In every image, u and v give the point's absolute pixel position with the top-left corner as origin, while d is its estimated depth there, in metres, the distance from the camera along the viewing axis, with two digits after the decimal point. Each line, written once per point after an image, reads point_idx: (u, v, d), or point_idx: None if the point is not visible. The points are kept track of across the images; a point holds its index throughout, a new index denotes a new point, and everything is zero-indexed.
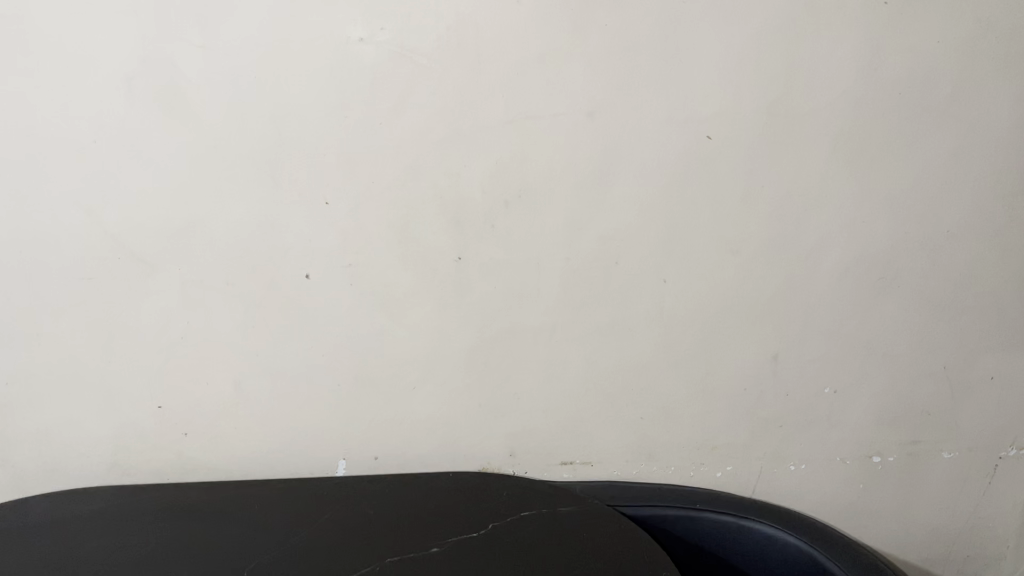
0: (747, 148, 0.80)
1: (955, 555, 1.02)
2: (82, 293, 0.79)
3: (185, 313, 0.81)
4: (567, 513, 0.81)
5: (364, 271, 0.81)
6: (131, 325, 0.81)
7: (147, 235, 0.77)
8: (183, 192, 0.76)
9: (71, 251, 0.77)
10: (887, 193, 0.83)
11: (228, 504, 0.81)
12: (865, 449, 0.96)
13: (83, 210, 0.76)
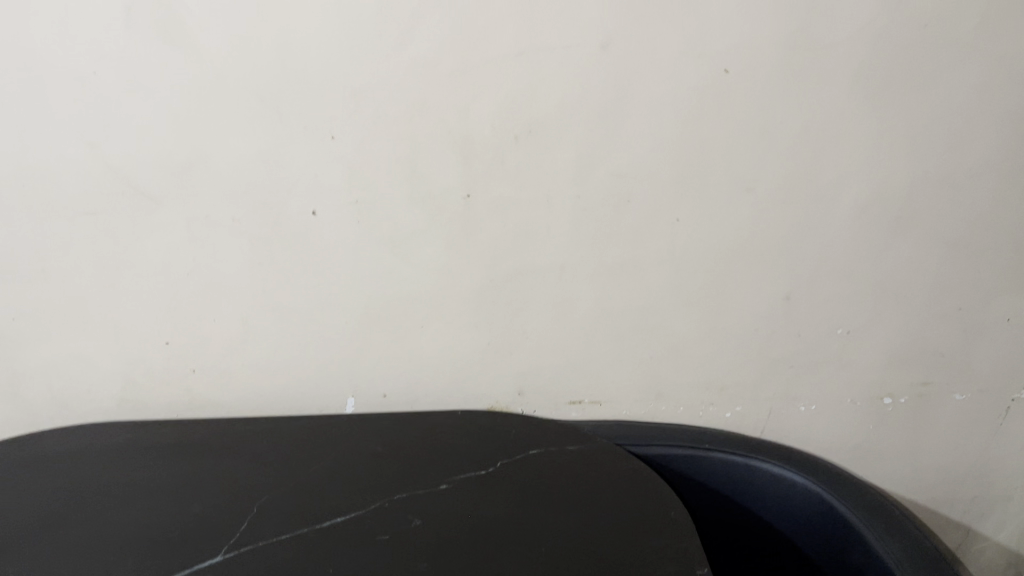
0: (764, 83, 0.77)
1: (961, 497, 1.03)
2: (86, 229, 0.78)
3: (190, 250, 0.80)
4: (576, 452, 0.81)
5: (371, 208, 0.80)
6: (137, 261, 0.81)
7: (150, 170, 0.76)
8: (185, 125, 0.74)
9: (73, 186, 0.76)
10: (908, 130, 0.81)
11: (239, 439, 0.82)
12: (876, 390, 0.95)
13: (83, 144, 0.74)
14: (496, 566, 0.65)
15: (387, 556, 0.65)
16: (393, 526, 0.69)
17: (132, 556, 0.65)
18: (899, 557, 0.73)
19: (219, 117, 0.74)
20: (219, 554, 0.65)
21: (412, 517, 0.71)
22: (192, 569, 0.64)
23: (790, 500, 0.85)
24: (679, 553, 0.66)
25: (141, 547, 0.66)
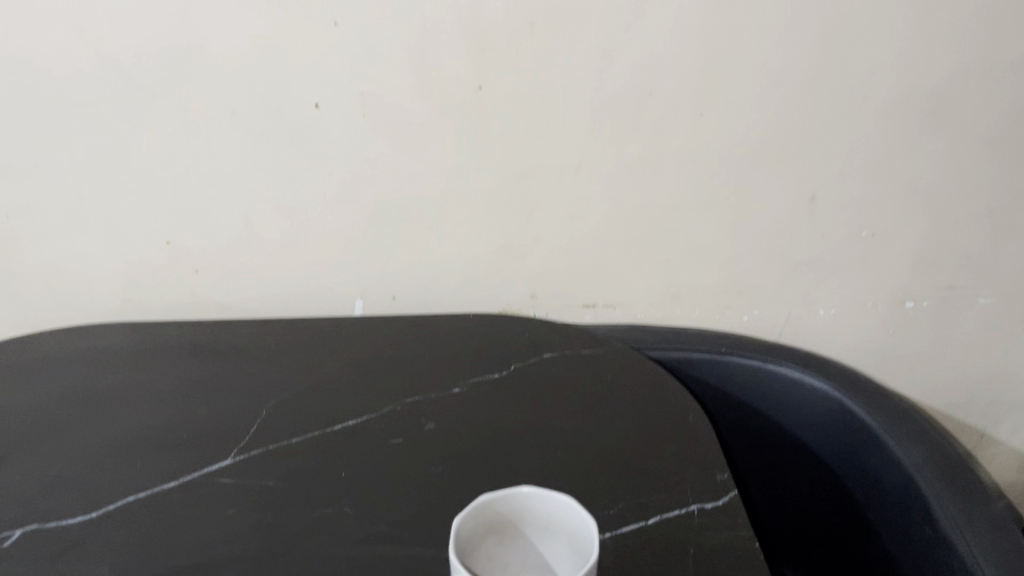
0: None
1: (979, 402, 1.01)
2: (79, 122, 0.74)
3: (189, 146, 0.77)
4: (591, 356, 0.79)
5: (377, 101, 0.76)
6: (134, 158, 0.77)
7: (143, 60, 0.71)
8: (179, 11, 0.69)
9: (62, 75, 0.72)
10: (951, 17, 0.75)
11: (246, 341, 0.80)
12: (899, 294, 0.92)
13: (72, 30, 0.70)
14: (512, 471, 0.63)
15: (401, 460, 0.64)
16: (407, 429, 0.68)
17: (140, 458, 0.64)
18: (921, 463, 0.71)
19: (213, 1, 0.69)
20: (230, 458, 0.64)
21: (426, 420, 0.69)
22: (202, 473, 0.62)
23: (809, 406, 0.82)
24: (699, 459, 0.64)
25: (149, 449, 0.65)
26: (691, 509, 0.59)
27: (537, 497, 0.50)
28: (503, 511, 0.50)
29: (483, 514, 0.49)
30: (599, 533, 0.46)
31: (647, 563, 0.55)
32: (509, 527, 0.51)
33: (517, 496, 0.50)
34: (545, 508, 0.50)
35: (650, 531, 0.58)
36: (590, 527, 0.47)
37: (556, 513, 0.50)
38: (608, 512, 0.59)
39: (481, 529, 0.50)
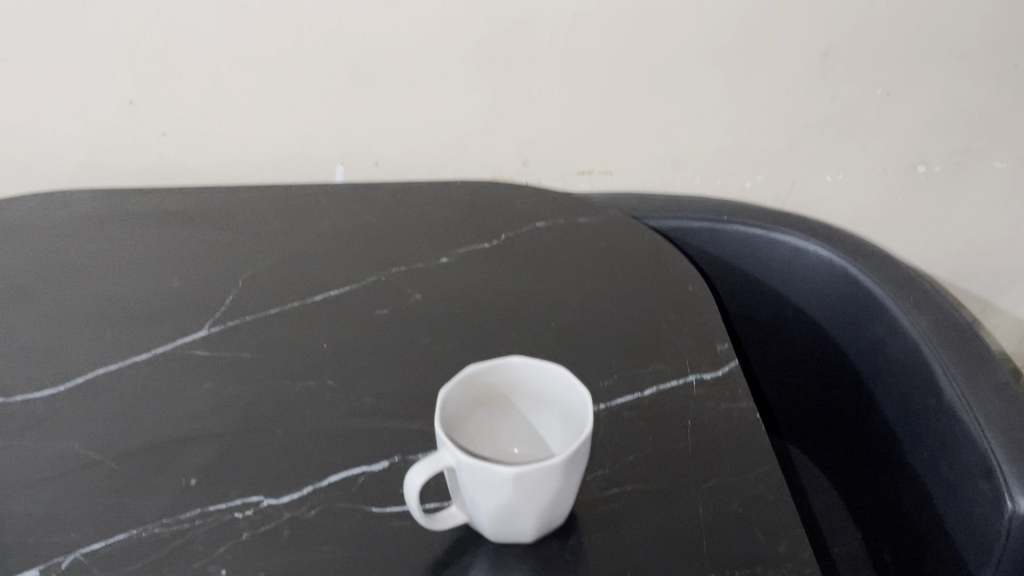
0: None
1: (985, 271, 0.98)
2: None
3: None
4: (586, 223, 0.75)
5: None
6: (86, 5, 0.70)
7: None
8: None
9: None
10: None
11: (221, 207, 0.76)
12: (911, 157, 0.88)
13: None
14: (502, 342, 0.60)
15: (386, 331, 0.61)
16: (392, 300, 0.64)
17: (111, 330, 0.61)
18: (927, 332, 0.67)
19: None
20: (204, 330, 0.61)
21: (412, 291, 0.66)
22: (174, 345, 0.59)
23: (812, 275, 0.78)
24: (698, 328, 0.62)
25: (119, 320, 0.61)
26: (689, 379, 0.57)
27: (530, 368, 0.47)
28: (495, 383, 0.47)
29: (472, 386, 0.46)
30: (593, 404, 0.44)
31: (642, 436, 0.53)
32: (500, 401, 0.48)
33: (509, 367, 0.47)
34: (538, 379, 0.47)
35: (646, 403, 0.55)
36: (585, 398, 0.44)
37: (549, 384, 0.47)
38: (602, 384, 0.57)
39: (471, 401, 0.47)
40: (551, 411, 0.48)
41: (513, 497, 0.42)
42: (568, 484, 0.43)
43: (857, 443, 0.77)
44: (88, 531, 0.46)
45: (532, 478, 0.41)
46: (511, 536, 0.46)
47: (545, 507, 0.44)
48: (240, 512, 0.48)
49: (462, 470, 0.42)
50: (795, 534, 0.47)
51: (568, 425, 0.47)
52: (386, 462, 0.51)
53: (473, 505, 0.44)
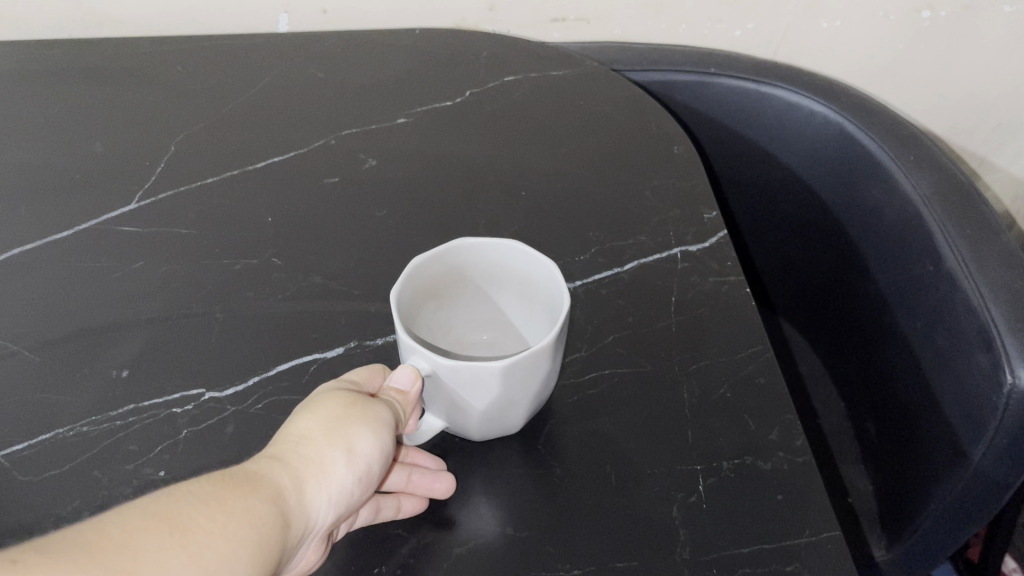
0: None
1: (982, 124, 0.92)
2: None
3: None
4: (560, 77, 0.68)
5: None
6: None
7: None
8: None
9: None
10: None
11: (150, 60, 0.67)
12: (915, 2, 0.79)
13: None
14: (467, 214, 0.55)
15: (337, 202, 0.55)
16: (344, 166, 0.58)
17: (26, 204, 0.54)
18: (927, 193, 0.62)
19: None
20: (134, 203, 0.54)
21: (365, 156, 0.59)
22: (101, 220, 0.53)
23: (806, 133, 0.72)
24: (684, 194, 0.56)
25: (35, 192, 0.55)
26: (673, 252, 0.52)
27: (484, 247, 0.40)
28: (444, 271, 0.41)
29: (421, 279, 0.40)
30: (562, 276, 0.38)
31: (622, 315, 0.48)
32: (453, 286, 0.42)
33: (459, 250, 0.40)
34: (495, 257, 0.41)
35: (626, 279, 0.50)
36: (553, 272, 0.39)
37: (509, 258, 0.41)
38: (578, 259, 0.52)
39: (422, 296, 0.40)
40: (511, 288, 0.43)
41: (497, 390, 0.37)
42: (552, 371, 0.39)
43: (847, 312, 0.74)
44: (9, 432, 0.41)
45: (519, 370, 0.36)
46: (497, 434, 0.42)
47: (532, 398, 0.39)
48: (179, 407, 0.43)
49: (438, 374, 0.36)
50: (789, 420, 0.43)
51: (532, 301, 0.42)
52: (340, 348, 0.46)
53: (452, 408, 0.39)
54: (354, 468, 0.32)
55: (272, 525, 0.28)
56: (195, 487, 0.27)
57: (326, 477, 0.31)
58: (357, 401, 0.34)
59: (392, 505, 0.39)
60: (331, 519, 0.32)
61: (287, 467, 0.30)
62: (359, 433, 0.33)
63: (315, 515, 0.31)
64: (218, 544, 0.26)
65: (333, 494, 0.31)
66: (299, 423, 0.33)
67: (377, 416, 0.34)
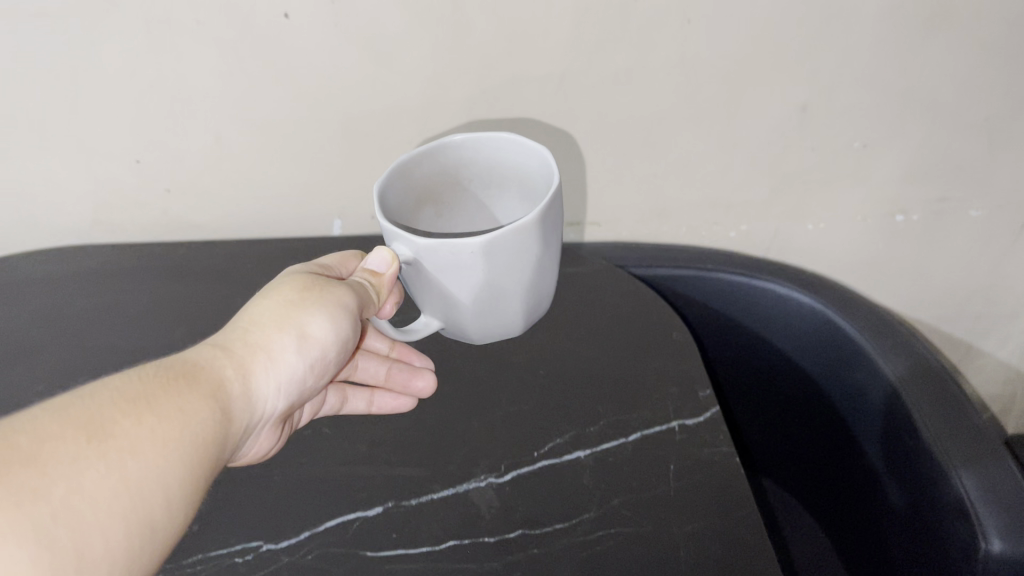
0: None
1: (964, 310, 1.02)
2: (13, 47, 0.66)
3: (139, 68, 0.69)
4: (575, 272, 0.78)
5: (335, 7, 0.66)
6: (79, 75, 0.69)
7: None
8: None
9: None
10: None
11: (224, 258, 0.79)
12: (889, 207, 0.90)
13: None
14: (493, 393, 0.63)
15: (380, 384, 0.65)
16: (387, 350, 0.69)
17: None
18: (904, 374, 0.70)
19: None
20: None
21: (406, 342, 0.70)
22: None
23: (798, 321, 0.81)
24: (681, 373, 0.64)
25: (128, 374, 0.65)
26: (672, 425, 0.59)
27: (465, 143, 0.61)
28: (451, 163, 0.62)
29: (415, 174, 0.60)
30: (547, 152, 0.58)
31: (627, 481, 0.55)
32: (450, 178, 0.64)
33: (445, 147, 0.60)
34: (476, 149, 0.61)
35: (630, 449, 0.57)
36: (535, 153, 0.59)
37: (498, 153, 0.62)
38: (587, 430, 0.59)
39: (435, 178, 0.62)
40: (499, 175, 0.64)
41: (486, 261, 0.53)
42: (522, 267, 0.56)
43: (860, 480, 0.80)
44: None
45: (496, 245, 0.52)
46: (488, 316, 0.60)
47: (506, 286, 0.57)
48: (240, 557, 0.52)
49: (421, 259, 0.54)
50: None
51: (522, 183, 0.64)
52: (379, 507, 0.55)
53: (444, 291, 0.57)
54: (299, 354, 0.50)
55: (203, 407, 0.45)
56: (117, 395, 0.42)
57: (273, 363, 0.50)
58: (314, 292, 0.52)
59: (366, 399, 0.62)
60: (284, 386, 0.51)
61: (226, 357, 0.48)
62: (304, 324, 0.51)
63: (265, 386, 0.49)
64: (132, 442, 0.40)
65: (280, 372, 0.50)
66: (256, 315, 0.51)
67: (307, 310, 0.51)
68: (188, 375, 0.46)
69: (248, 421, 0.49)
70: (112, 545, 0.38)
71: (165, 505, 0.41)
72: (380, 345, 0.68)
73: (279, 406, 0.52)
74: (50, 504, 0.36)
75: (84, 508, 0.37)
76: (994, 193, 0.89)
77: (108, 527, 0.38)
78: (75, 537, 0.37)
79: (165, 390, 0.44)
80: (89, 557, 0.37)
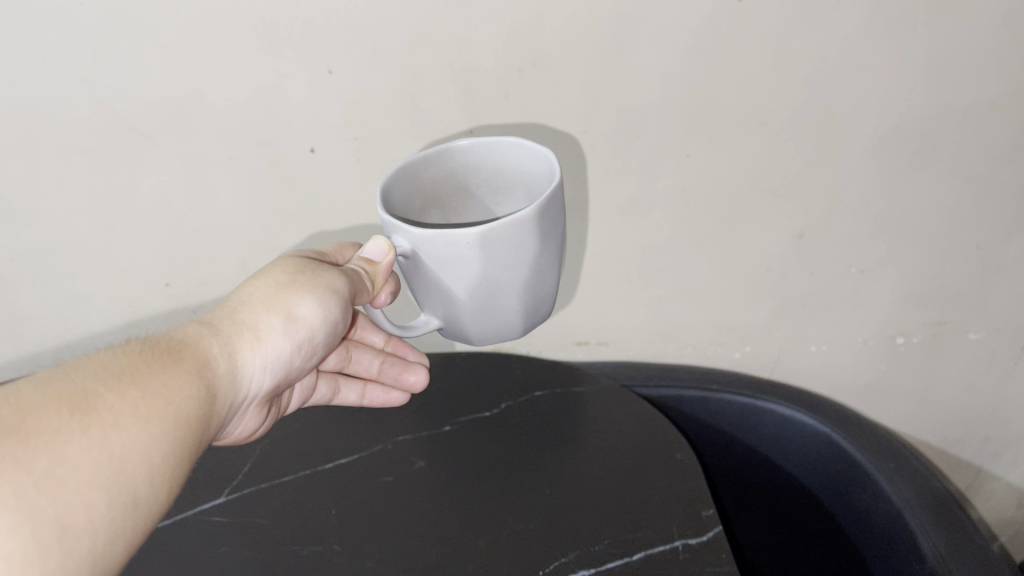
0: (790, 19, 0.66)
1: (972, 432, 1.02)
2: (59, 180, 0.72)
3: (172, 198, 0.75)
4: (581, 391, 0.80)
5: (358, 146, 0.72)
6: (118, 205, 0.75)
7: (102, 116, 0.68)
8: (161, 65, 0.65)
9: (31, 141, 0.69)
10: (948, 63, 0.70)
11: None
12: (889, 330, 0.93)
13: (24, 92, 0.65)
14: (500, 510, 0.65)
15: (390, 500, 0.67)
16: (397, 467, 0.71)
17: None
18: (908, 496, 0.71)
19: (178, 40, 0.63)
20: (223, 496, 0.69)
21: (416, 458, 0.72)
22: (197, 511, 0.67)
23: (803, 441, 0.83)
24: (684, 492, 0.65)
25: None
26: (675, 545, 0.60)
27: (476, 148, 0.56)
28: (458, 167, 0.57)
29: (419, 177, 0.55)
30: (554, 155, 0.53)
31: None
32: (456, 183, 0.58)
33: (454, 152, 0.56)
34: (488, 156, 0.57)
35: (633, 567, 0.58)
36: (545, 155, 0.53)
37: (505, 155, 0.56)
38: (591, 549, 0.60)
39: (440, 181, 0.57)
40: (507, 182, 0.59)
41: (483, 257, 0.48)
42: (528, 262, 0.50)
43: None
44: None
45: (495, 239, 0.47)
46: (491, 323, 0.55)
47: (510, 286, 0.51)
48: None
49: (418, 253, 0.50)
50: None
51: (531, 191, 0.58)
52: None
53: (443, 291, 0.52)
54: (287, 334, 0.54)
55: (189, 379, 0.47)
56: (102, 371, 0.44)
57: (260, 343, 0.53)
58: (303, 277, 0.56)
59: (358, 392, 0.78)
60: (271, 364, 0.54)
61: (215, 333, 0.52)
62: (293, 305, 0.54)
63: (250, 363, 0.53)
64: (114, 416, 0.42)
65: (268, 350, 0.53)
66: (245, 296, 0.54)
67: (297, 292, 0.55)
68: (174, 350, 0.49)
69: (234, 395, 0.52)
70: (93, 517, 0.39)
71: (149, 476, 0.43)
72: (377, 340, 0.79)
73: (264, 381, 0.55)
74: (32, 472, 0.37)
75: (66, 478, 0.38)
76: (992, 317, 0.91)
77: (89, 496, 0.39)
78: (57, 506, 0.38)
79: (150, 365, 0.47)
80: (71, 525, 0.38)
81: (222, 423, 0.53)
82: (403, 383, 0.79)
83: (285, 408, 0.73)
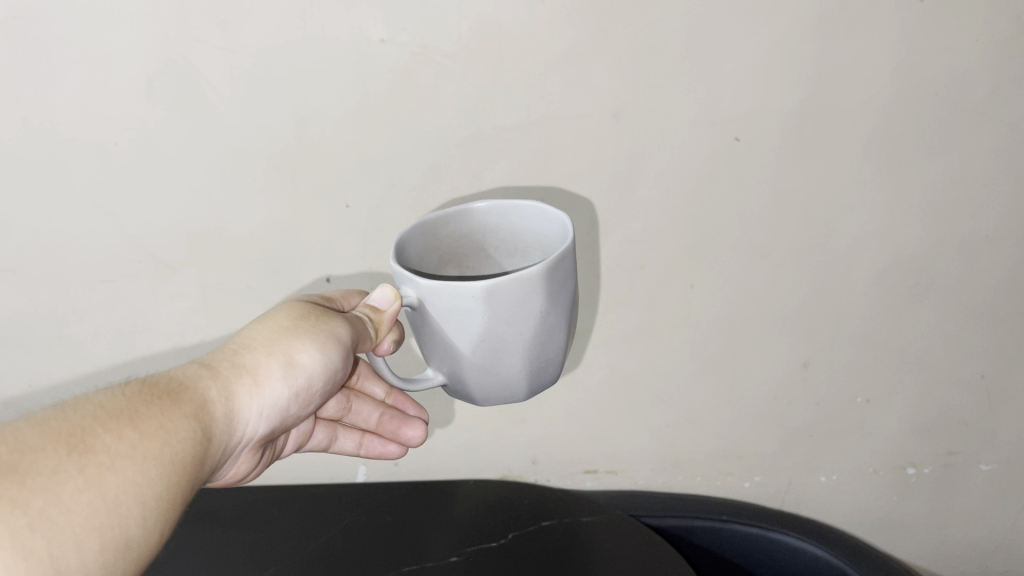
0: (785, 158, 0.69)
1: (990, 567, 1.00)
2: (83, 303, 0.74)
3: (189, 323, 0.76)
4: (589, 520, 0.79)
5: (371, 275, 0.74)
6: (136, 328, 0.76)
7: (128, 244, 0.71)
8: (187, 196, 0.68)
9: (61, 267, 0.72)
10: (939, 201, 0.73)
11: (260, 511, 0.83)
12: (900, 460, 0.92)
13: (57, 221, 0.69)
14: None
15: None
16: None
17: None
18: None
19: (202, 175, 0.67)
20: None
21: None
22: None
23: None
24: None
25: None
26: None
27: (495, 210, 0.57)
28: (475, 226, 0.58)
29: (436, 235, 0.57)
30: (570, 220, 0.53)
31: None
32: (473, 243, 0.59)
33: (474, 214, 0.57)
34: (506, 220, 0.58)
35: None
36: (561, 219, 0.54)
37: (525, 218, 0.57)
38: None
39: (458, 238, 0.58)
40: (523, 244, 0.59)
41: (488, 309, 0.49)
42: (535, 321, 0.50)
43: None
44: None
45: (501, 291, 0.48)
46: (495, 384, 0.54)
47: (517, 345, 0.51)
48: None
49: (425, 304, 0.50)
50: None
51: (546, 255, 0.58)
52: None
53: (449, 346, 0.52)
54: (286, 382, 0.54)
55: (185, 422, 0.47)
56: (100, 412, 0.45)
57: (259, 389, 0.53)
58: (306, 322, 0.55)
59: (354, 442, 0.76)
60: (269, 409, 0.54)
61: (213, 376, 0.51)
62: (294, 352, 0.54)
63: (248, 407, 0.52)
64: (111, 457, 0.42)
65: (266, 395, 0.53)
66: (246, 341, 0.55)
67: (297, 337, 0.54)
68: (173, 393, 0.49)
69: (229, 439, 0.52)
70: (86, 557, 0.39)
71: (143, 518, 0.43)
72: (378, 391, 0.77)
73: (260, 426, 0.55)
74: (28, 513, 0.38)
75: (61, 520, 0.39)
76: (1002, 449, 0.91)
77: (82, 538, 0.39)
78: (51, 546, 0.38)
79: (147, 407, 0.47)
80: (63, 567, 0.38)
81: (217, 467, 0.52)
82: (401, 436, 0.76)
83: (280, 453, 0.70)
